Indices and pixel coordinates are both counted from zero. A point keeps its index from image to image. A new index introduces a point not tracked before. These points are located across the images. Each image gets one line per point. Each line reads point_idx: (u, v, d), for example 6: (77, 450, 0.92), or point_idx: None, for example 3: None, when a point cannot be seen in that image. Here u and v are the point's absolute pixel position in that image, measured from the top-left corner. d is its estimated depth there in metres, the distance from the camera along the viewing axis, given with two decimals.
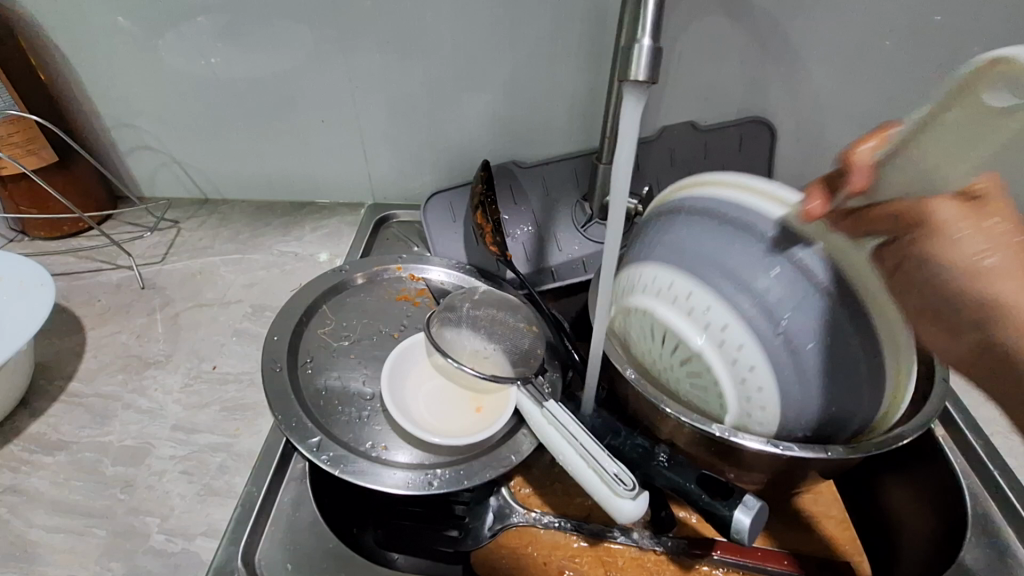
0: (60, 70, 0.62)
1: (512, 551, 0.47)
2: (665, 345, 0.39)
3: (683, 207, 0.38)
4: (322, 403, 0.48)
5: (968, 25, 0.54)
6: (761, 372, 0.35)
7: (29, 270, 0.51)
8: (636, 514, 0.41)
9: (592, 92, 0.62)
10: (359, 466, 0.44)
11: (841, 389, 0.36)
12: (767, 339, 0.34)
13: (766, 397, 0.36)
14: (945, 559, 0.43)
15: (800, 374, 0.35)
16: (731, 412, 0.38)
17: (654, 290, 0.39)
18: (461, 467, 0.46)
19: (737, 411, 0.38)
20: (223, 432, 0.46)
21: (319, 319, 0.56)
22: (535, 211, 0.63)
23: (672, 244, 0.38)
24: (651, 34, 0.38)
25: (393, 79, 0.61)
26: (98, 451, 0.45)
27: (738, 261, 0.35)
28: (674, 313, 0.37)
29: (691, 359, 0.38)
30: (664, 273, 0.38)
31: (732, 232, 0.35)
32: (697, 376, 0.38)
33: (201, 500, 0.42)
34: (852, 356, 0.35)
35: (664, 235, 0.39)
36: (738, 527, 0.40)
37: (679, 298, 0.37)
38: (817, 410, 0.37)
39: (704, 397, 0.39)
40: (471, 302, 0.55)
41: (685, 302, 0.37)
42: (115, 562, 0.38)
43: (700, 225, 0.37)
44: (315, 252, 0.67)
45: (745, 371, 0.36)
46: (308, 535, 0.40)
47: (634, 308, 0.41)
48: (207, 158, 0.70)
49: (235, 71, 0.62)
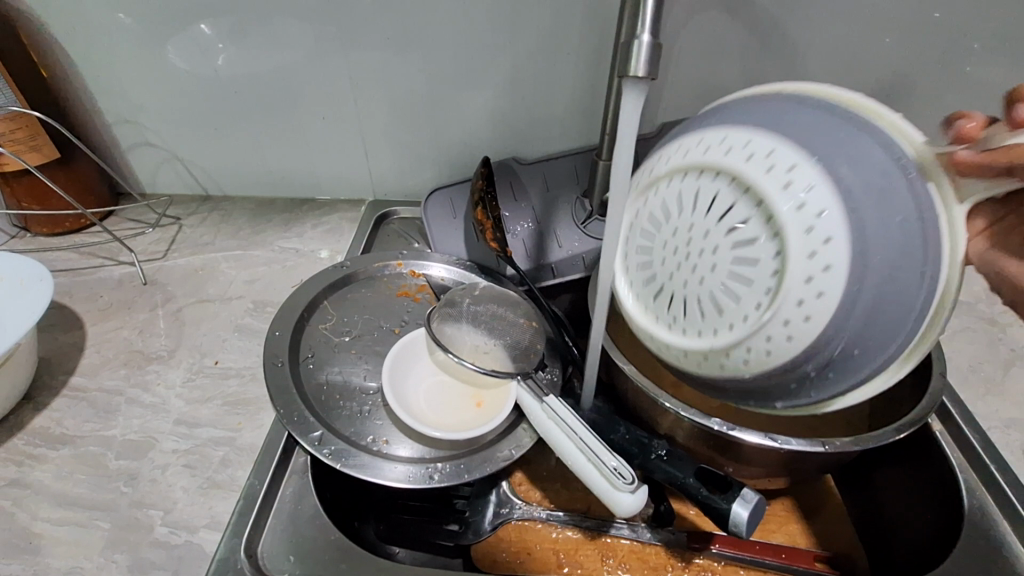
0: (62, 67, 0.62)
1: (512, 543, 0.48)
2: (725, 225, 0.31)
3: (801, 94, 0.33)
4: (323, 397, 0.49)
5: (968, 21, 0.54)
6: (836, 274, 0.29)
7: (29, 266, 0.51)
8: (635, 507, 0.41)
9: (593, 88, 0.62)
10: (360, 460, 0.44)
11: (864, 353, 0.31)
12: (859, 243, 0.28)
13: (816, 308, 0.29)
14: (941, 553, 0.44)
15: (861, 298, 0.29)
16: (754, 338, 0.31)
17: (747, 152, 0.31)
18: (462, 461, 0.46)
19: (764, 340, 0.31)
20: (225, 426, 0.47)
21: (320, 315, 0.56)
22: (535, 207, 0.63)
23: (782, 116, 0.32)
24: (651, 29, 0.37)
25: (393, 75, 0.62)
26: (102, 445, 0.45)
27: (856, 152, 0.30)
28: (765, 179, 0.30)
29: (756, 248, 0.30)
30: (765, 138, 0.31)
31: (855, 128, 0.31)
32: (750, 268, 0.31)
33: (204, 493, 0.42)
34: (900, 309, 0.30)
35: (771, 108, 0.33)
36: (735, 520, 0.40)
37: (777, 165, 0.30)
38: (837, 351, 0.31)
39: (736, 304, 0.32)
40: (471, 298, 0.55)
41: (784, 170, 0.30)
42: (119, 554, 0.39)
43: (817, 111, 0.32)
44: (316, 248, 0.67)
45: (816, 270, 0.29)
46: (310, 528, 0.41)
47: (703, 176, 0.33)
48: (208, 154, 0.70)
49: (236, 67, 0.62)
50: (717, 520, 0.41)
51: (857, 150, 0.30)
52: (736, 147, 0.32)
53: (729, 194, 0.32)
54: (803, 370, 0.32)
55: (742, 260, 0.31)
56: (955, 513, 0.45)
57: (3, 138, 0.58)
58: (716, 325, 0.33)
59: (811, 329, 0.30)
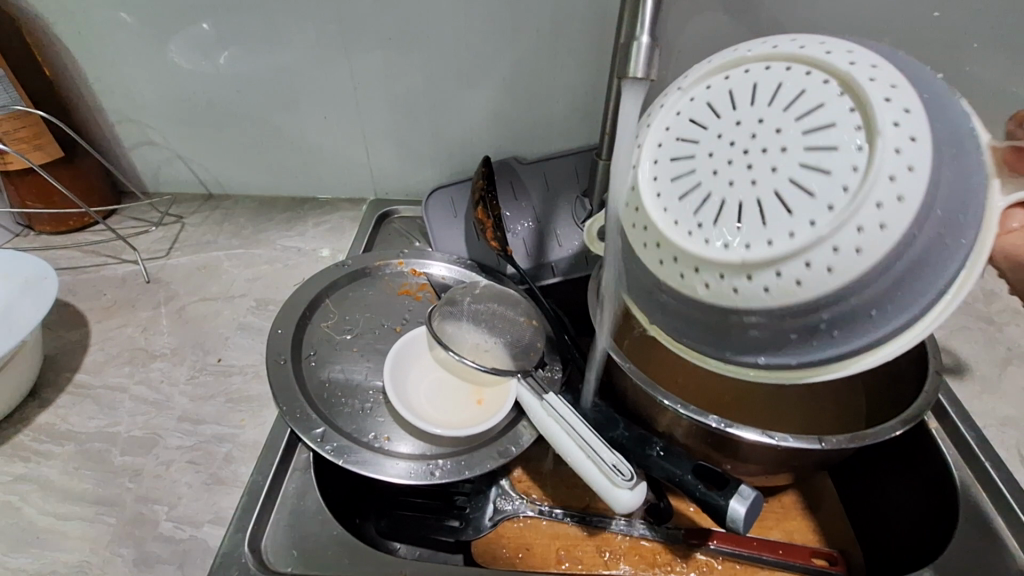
0: (65, 66, 0.63)
1: (512, 540, 0.48)
2: (806, 125, 0.30)
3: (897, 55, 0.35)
4: (325, 394, 0.49)
5: (967, 21, 0.54)
6: (905, 207, 0.28)
7: (33, 265, 0.52)
8: (634, 504, 0.42)
9: (593, 87, 0.62)
10: (362, 456, 0.45)
11: (878, 309, 0.31)
12: (932, 182, 0.29)
13: (871, 238, 0.29)
14: (935, 548, 0.45)
15: (912, 237, 0.29)
16: (803, 250, 0.29)
17: (853, 64, 0.31)
18: (463, 458, 0.47)
19: (814, 254, 0.29)
20: (228, 423, 0.47)
21: (322, 313, 0.56)
22: (535, 206, 0.64)
23: (882, 56, 0.33)
24: (649, 31, 0.38)
25: (395, 75, 0.62)
26: (106, 441, 0.46)
27: (944, 106, 0.31)
28: (870, 92, 0.30)
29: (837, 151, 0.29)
30: (871, 60, 0.31)
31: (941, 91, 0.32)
32: (827, 177, 0.29)
33: (208, 488, 0.43)
34: (928, 274, 0.30)
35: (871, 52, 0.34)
36: (732, 516, 0.41)
37: (881, 85, 0.30)
38: (858, 302, 0.30)
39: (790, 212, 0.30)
40: (471, 296, 0.56)
41: (888, 92, 0.30)
42: (124, 548, 0.39)
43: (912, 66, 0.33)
44: (318, 247, 0.68)
45: (889, 196, 0.28)
46: (313, 523, 0.41)
47: (797, 76, 0.32)
48: (211, 153, 0.71)
49: (238, 66, 0.62)
50: (715, 515, 0.42)
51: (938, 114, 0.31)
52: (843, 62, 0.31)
53: (823, 100, 0.30)
54: (817, 316, 0.31)
55: (817, 163, 0.29)
56: (951, 509, 0.45)
57: (8, 137, 0.58)
58: (757, 231, 0.30)
59: (856, 259, 0.29)
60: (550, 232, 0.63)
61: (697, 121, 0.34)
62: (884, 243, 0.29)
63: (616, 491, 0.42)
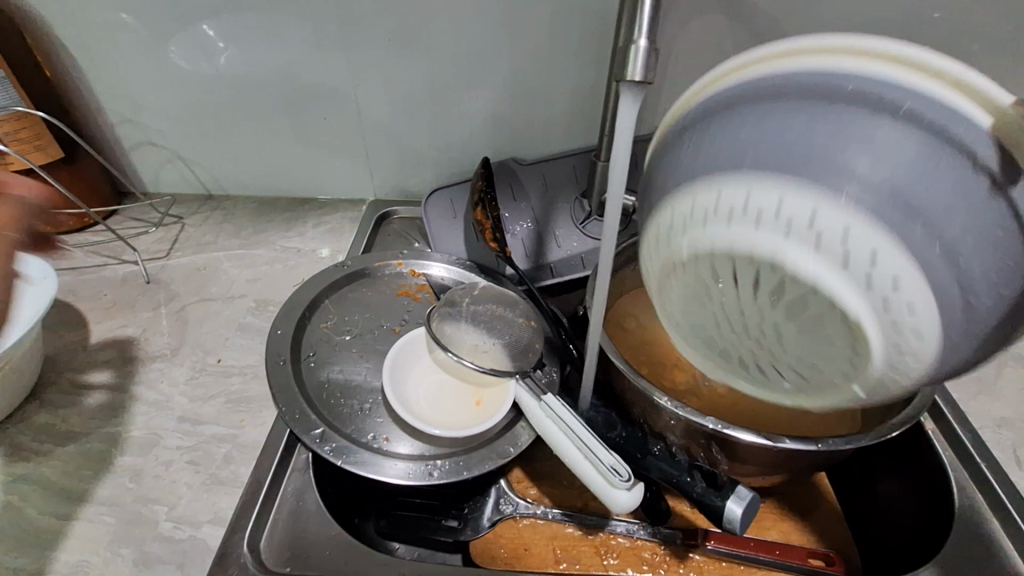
0: (66, 67, 0.63)
1: (510, 540, 0.48)
2: (773, 300, 0.27)
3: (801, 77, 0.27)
4: (324, 395, 0.50)
5: (965, 22, 0.54)
6: (925, 308, 0.25)
7: (34, 265, 0.52)
8: (631, 505, 0.43)
9: (591, 88, 0.62)
10: (360, 457, 0.45)
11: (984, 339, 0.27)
12: (931, 267, 0.24)
13: (919, 344, 0.25)
14: (931, 549, 0.45)
15: (962, 307, 0.25)
16: (863, 382, 0.28)
17: (751, 214, 0.26)
18: (461, 458, 0.47)
19: (876, 379, 0.27)
20: (228, 423, 0.47)
21: (321, 314, 0.57)
22: (534, 207, 0.64)
23: (768, 137, 0.26)
24: (648, 33, 0.38)
25: (394, 76, 0.62)
26: (106, 442, 0.46)
27: (881, 157, 0.24)
28: (798, 251, 0.25)
29: (816, 311, 0.26)
30: (765, 188, 0.25)
31: (871, 113, 0.25)
32: (825, 335, 0.27)
33: (208, 489, 0.43)
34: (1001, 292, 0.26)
35: (752, 125, 0.27)
36: (729, 517, 0.42)
37: (800, 225, 0.25)
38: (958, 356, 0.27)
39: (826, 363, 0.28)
40: (470, 297, 0.56)
41: (811, 231, 0.24)
42: (124, 548, 0.40)
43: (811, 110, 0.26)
44: (317, 248, 0.68)
45: (900, 331, 0.25)
46: (312, 523, 0.41)
47: (712, 253, 0.27)
48: (211, 154, 0.71)
49: (238, 67, 0.62)
50: (712, 516, 0.43)
51: (913, 163, 0.24)
52: (753, 227, 0.26)
53: (767, 279, 0.26)
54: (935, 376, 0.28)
55: (814, 325, 0.27)
56: (947, 510, 0.46)
57: (9, 138, 0.59)
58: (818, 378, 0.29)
59: (918, 363, 0.26)
60: (550, 233, 0.64)
61: (684, 311, 0.32)
62: (926, 355, 0.26)
63: (614, 492, 0.42)
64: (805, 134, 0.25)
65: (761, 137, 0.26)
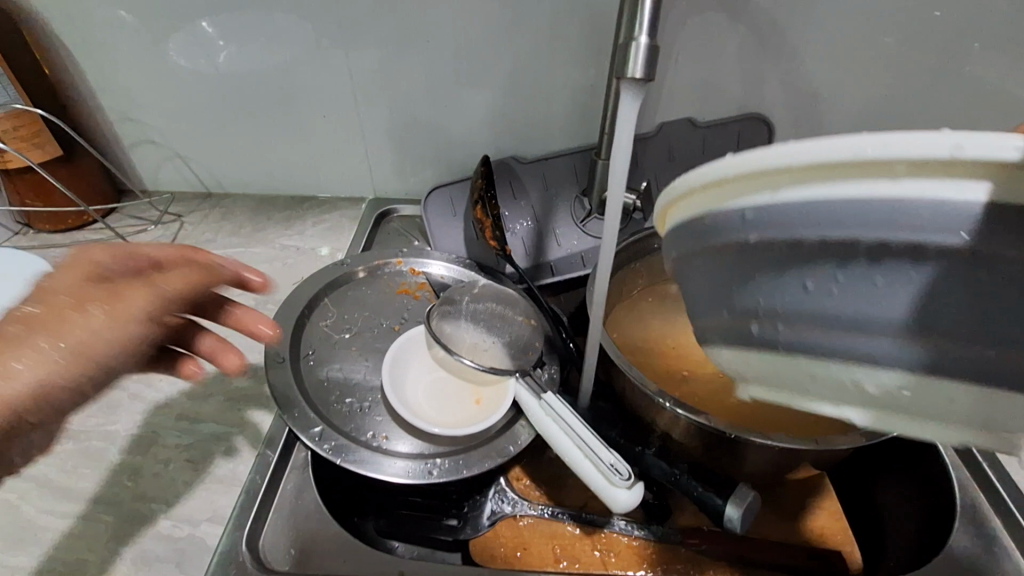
0: (66, 65, 0.63)
1: (510, 539, 0.48)
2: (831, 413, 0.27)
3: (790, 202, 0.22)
4: (324, 393, 0.49)
5: (968, 20, 0.54)
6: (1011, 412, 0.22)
7: (32, 263, 0.52)
8: (632, 504, 0.43)
9: (592, 87, 0.62)
10: (360, 455, 0.45)
11: None
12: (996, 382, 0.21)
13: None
14: (932, 547, 0.45)
15: None
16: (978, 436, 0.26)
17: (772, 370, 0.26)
18: (461, 456, 0.47)
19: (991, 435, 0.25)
20: (227, 421, 0.47)
21: (321, 312, 0.56)
22: (534, 206, 0.64)
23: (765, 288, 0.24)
24: (649, 30, 0.38)
25: (394, 75, 0.62)
26: (105, 440, 0.46)
27: (898, 303, 0.21)
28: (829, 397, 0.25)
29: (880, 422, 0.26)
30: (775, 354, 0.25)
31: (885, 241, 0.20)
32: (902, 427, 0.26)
33: (206, 487, 0.43)
34: None
35: (747, 267, 0.25)
36: (730, 516, 0.43)
37: (822, 380, 0.24)
38: None
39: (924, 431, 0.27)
40: (470, 295, 0.56)
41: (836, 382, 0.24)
42: (122, 546, 0.39)
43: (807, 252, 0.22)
44: (317, 246, 0.68)
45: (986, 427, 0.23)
46: (311, 522, 0.41)
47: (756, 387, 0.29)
48: (211, 152, 0.71)
49: (237, 66, 0.62)
50: (713, 516, 0.44)
51: (918, 304, 0.21)
52: (776, 377, 0.26)
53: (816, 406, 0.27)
54: None
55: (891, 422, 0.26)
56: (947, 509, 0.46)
57: (8, 136, 0.58)
58: None
59: None
60: (549, 231, 0.64)
61: None
62: None
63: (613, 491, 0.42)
64: (795, 297, 0.23)
65: (756, 296, 0.25)
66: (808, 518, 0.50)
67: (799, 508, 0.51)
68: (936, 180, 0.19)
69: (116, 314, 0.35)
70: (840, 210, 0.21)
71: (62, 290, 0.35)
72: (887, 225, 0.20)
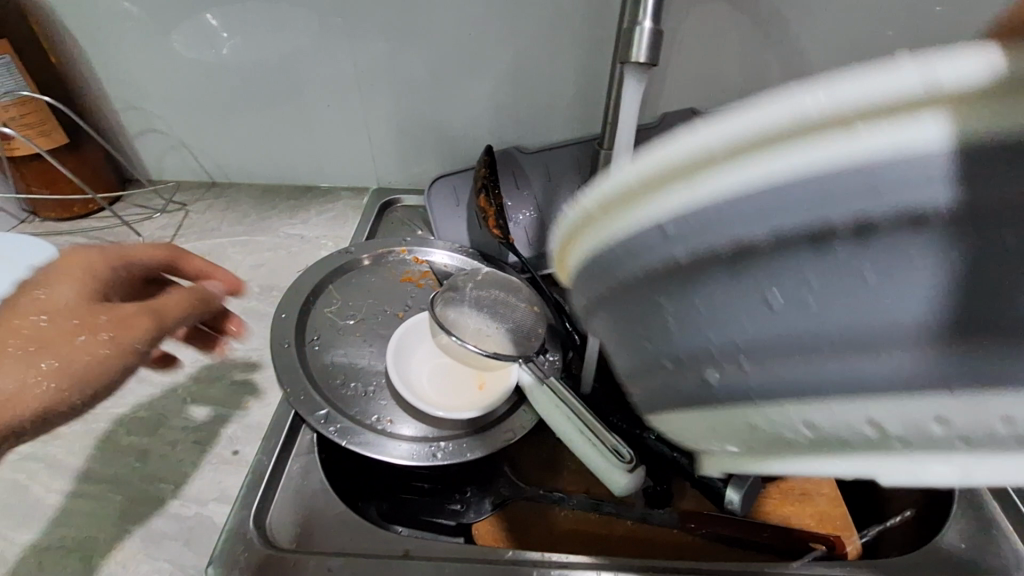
0: (72, 55, 0.63)
1: (512, 522, 0.48)
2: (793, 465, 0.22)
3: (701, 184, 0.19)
4: (329, 378, 0.50)
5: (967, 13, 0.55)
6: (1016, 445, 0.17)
7: (41, 250, 0.52)
8: (634, 487, 0.45)
9: (594, 78, 0.63)
10: (366, 437, 0.46)
11: None
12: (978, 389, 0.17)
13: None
14: (930, 531, 0.46)
15: None
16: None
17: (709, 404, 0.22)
18: (466, 440, 0.48)
19: None
20: (233, 404, 0.48)
21: (325, 299, 0.57)
22: (536, 195, 0.65)
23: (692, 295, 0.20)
24: (653, 15, 0.38)
25: (398, 65, 0.62)
26: (112, 421, 0.46)
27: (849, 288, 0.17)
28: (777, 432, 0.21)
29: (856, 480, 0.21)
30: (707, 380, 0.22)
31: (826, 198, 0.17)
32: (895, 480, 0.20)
33: (214, 468, 0.43)
34: None
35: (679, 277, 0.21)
36: (731, 499, 0.44)
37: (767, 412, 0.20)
38: None
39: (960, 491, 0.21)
40: (474, 282, 0.57)
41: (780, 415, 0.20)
42: (132, 524, 0.40)
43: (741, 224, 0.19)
44: (321, 235, 0.68)
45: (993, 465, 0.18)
46: (318, 502, 0.42)
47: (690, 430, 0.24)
48: (215, 142, 0.71)
49: (242, 56, 0.63)
50: (714, 496, 0.45)
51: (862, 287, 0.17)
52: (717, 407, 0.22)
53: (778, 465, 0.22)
54: None
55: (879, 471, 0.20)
56: (946, 494, 0.46)
57: (15, 124, 0.59)
58: None
59: None
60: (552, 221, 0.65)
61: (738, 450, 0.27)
62: None
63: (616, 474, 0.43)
64: (719, 299, 0.20)
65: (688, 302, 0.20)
66: (808, 502, 0.51)
67: (799, 493, 0.52)
68: (885, 125, 0.16)
69: (114, 346, 0.36)
70: (768, 180, 0.18)
71: (21, 313, 0.35)
72: (834, 187, 0.17)
